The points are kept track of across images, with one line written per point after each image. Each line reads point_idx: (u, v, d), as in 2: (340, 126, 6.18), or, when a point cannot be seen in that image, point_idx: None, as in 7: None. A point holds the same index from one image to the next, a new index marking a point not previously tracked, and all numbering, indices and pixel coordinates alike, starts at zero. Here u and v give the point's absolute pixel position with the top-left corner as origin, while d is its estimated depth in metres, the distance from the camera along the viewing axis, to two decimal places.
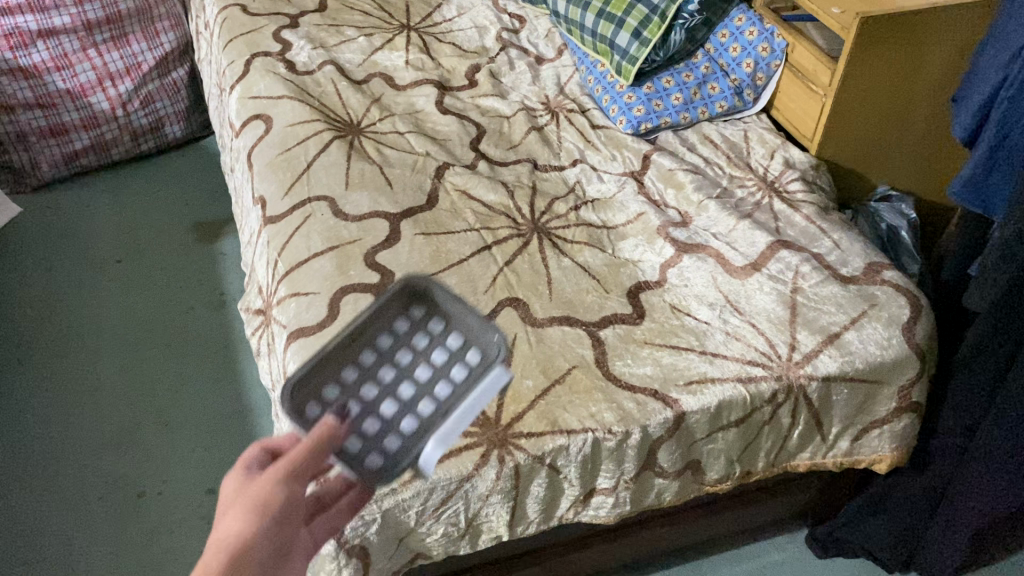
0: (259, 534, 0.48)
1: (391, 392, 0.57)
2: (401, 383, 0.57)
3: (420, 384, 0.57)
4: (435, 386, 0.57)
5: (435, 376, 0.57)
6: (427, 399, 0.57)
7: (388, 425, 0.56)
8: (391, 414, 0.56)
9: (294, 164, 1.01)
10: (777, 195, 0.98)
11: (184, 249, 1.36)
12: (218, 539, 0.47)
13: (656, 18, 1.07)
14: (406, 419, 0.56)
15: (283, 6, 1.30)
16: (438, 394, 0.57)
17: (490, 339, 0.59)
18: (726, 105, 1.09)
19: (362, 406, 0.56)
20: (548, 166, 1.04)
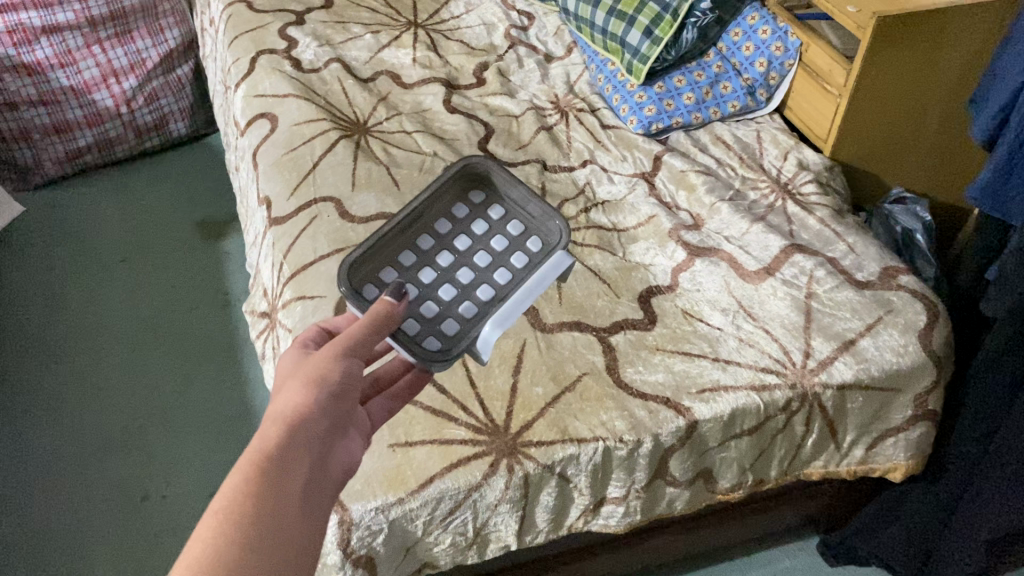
0: (316, 406, 0.47)
1: (452, 276, 0.71)
2: (462, 268, 0.72)
3: (478, 271, 0.72)
4: (492, 273, 0.71)
5: (493, 262, 0.72)
6: (486, 284, 0.70)
7: (451, 307, 0.69)
8: (453, 297, 0.70)
9: (300, 164, 1.00)
10: (791, 198, 0.96)
11: (189, 247, 1.35)
12: (273, 415, 0.46)
13: (667, 16, 1.05)
14: (467, 300, 0.70)
15: (289, 2, 1.28)
16: (496, 279, 0.71)
17: (536, 220, 0.74)
18: (738, 105, 1.07)
19: (426, 286, 0.71)
20: (557, 167, 1.03)
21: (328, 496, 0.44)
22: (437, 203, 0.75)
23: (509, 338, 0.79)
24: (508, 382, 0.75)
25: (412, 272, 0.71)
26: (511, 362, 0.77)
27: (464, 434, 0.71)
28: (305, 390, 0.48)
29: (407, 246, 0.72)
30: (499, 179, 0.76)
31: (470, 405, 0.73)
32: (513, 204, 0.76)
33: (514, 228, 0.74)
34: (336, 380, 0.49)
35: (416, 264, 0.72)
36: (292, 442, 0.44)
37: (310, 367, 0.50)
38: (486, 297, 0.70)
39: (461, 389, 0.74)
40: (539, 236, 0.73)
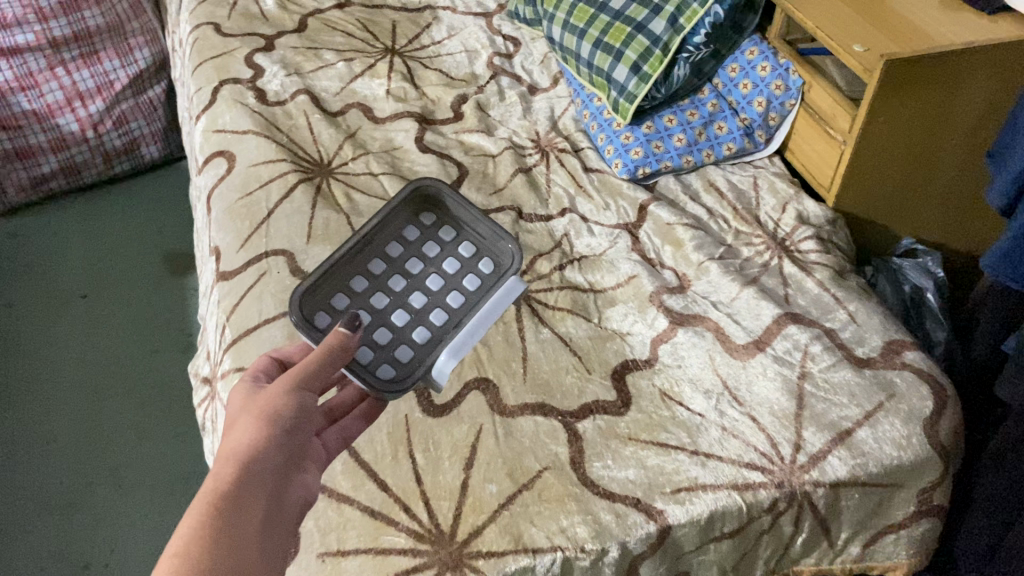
0: (267, 444, 0.51)
1: (404, 301, 0.75)
2: (415, 292, 0.76)
3: (431, 295, 0.76)
4: (445, 297, 0.75)
5: (446, 285, 0.76)
6: (439, 308, 0.75)
7: (404, 333, 0.73)
8: (407, 322, 0.73)
9: (254, 211, 0.92)
10: (788, 256, 0.88)
11: (155, 282, 1.28)
12: (226, 452, 0.50)
13: (658, 50, 0.96)
14: (421, 325, 0.74)
15: (259, 25, 1.20)
16: (449, 303, 0.75)
17: (491, 244, 0.79)
18: (734, 148, 0.98)
19: (379, 310, 0.74)
20: (533, 215, 0.94)
21: (280, 532, 0.48)
22: (388, 227, 0.79)
23: (463, 424, 0.71)
24: (458, 478, 0.67)
25: (364, 297, 0.74)
26: (463, 453, 0.69)
27: (404, 542, 0.63)
28: (257, 429, 0.51)
29: (357, 271, 0.75)
30: (449, 203, 0.81)
31: (414, 506, 0.65)
32: (463, 227, 0.81)
33: (465, 251, 0.79)
34: (287, 415, 0.53)
35: (367, 288, 0.75)
36: (244, 482, 0.47)
37: (264, 403, 0.54)
38: (440, 321, 0.74)
39: (405, 487, 0.67)
40: (490, 258, 0.78)
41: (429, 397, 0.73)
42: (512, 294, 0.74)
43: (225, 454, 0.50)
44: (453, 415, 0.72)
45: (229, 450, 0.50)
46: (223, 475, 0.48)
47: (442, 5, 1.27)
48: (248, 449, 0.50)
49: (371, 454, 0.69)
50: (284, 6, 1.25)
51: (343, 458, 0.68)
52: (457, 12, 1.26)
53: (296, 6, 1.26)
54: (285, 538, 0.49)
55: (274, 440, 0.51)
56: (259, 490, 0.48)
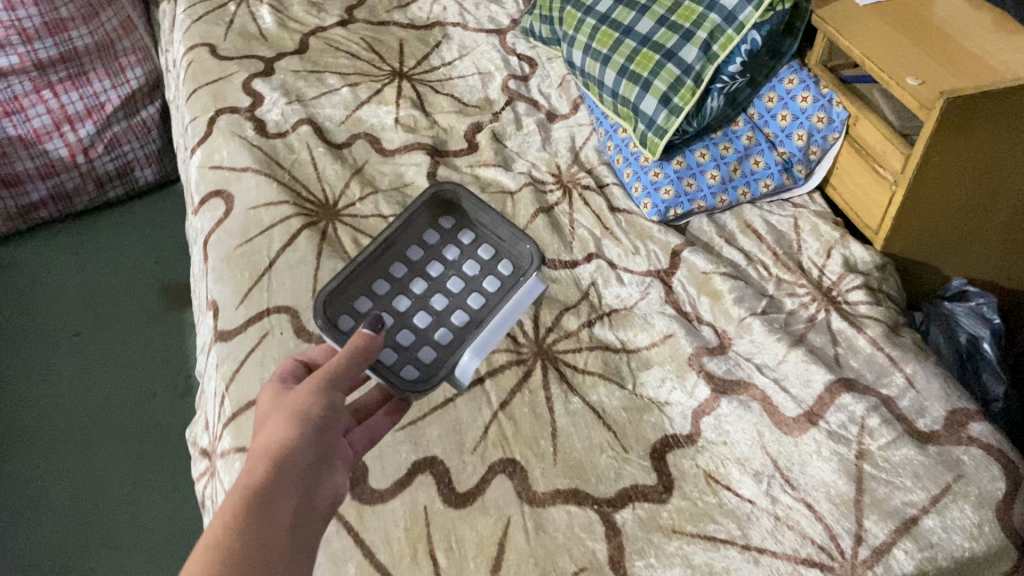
0: (298, 443, 0.52)
1: (426, 303, 0.75)
2: (436, 294, 0.76)
3: (452, 297, 0.76)
4: (466, 297, 0.76)
5: (466, 287, 0.77)
6: (460, 309, 0.75)
7: (427, 334, 0.73)
8: (428, 323, 0.74)
9: (254, 261, 0.85)
10: (836, 309, 0.81)
11: (150, 317, 1.21)
12: (258, 452, 0.51)
13: (689, 81, 0.88)
14: (442, 326, 0.74)
15: (258, 46, 1.13)
16: (470, 304, 0.76)
17: (513, 247, 0.80)
18: (772, 184, 0.91)
19: (401, 313, 0.74)
20: (557, 261, 0.87)
21: (313, 528, 0.49)
22: (408, 233, 0.80)
23: (488, 516, 0.65)
24: None
25: (386, 300, 0.75)
26: (490, 552, 0.62)
27: None
28: (287, 430, 0.53)
29: (379, 275, 0.76)
30: (468, 206, 0.81)
31: None
32: (481, 231, 0.81)
33: (484, 253, 0.79)
34: (317, 416, 0.55)
35: (388, 291, 0.75)
36: (276, 478, 0.49)
37: (293, 404, 0.56)
38: (462, 321, 0.74)
39: None
40: (510, 259, 0.79)
41: (450, 482, 0.67)
42: (532, 294, 0.74)
43: (257, 454, 0.51)
44: (478, 506, 0.65)
45: (262, 449, 0.52)
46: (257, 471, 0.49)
47: (451, 21, 1.20)
48: (281, 447, 0.51)
49: (389, 554, 0.62)
50: (284, 24, 1.18)
51: (357, 559, 0.62)
52: (467, 29, 1.18)
53: (297, 24, 1.18)
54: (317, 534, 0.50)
55: (305, 440, 0.53)
56: (290, 486, 0.49)
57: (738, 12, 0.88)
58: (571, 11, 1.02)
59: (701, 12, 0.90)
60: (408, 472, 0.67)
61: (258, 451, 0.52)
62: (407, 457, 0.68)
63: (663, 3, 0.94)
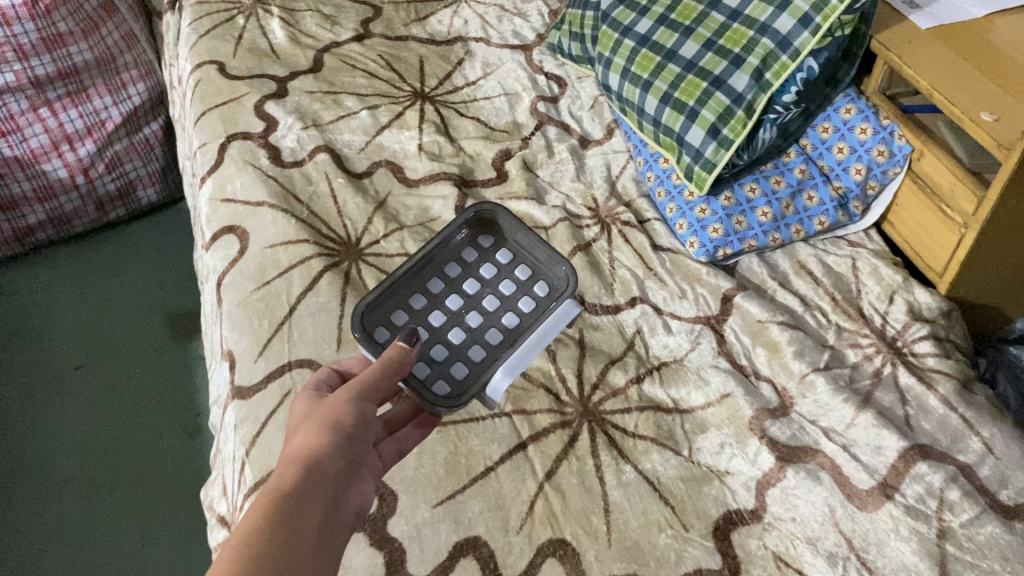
0: (330, 448, 0.51)
1: (461, 319, 0.73)
2: (471, 311, 0.74)
3: (487, 315, 0.74)
4: (501, 316, 0.73)
5: (502, 306, 0.74)
6: (495, 327, 0.73)
7: (461, 350, 0.71)
8: (463, 339, 0.72)
9: (273, 308, 0.79)
10: (903, 363, 0.75)
11: (155, 349, 1.14)
12: (291, 455, 0.50)
13: (740, 111, 0.82)
14: (476, 343, 0.72)
15: (270, 64, 1.06)
16: (505, 322, 0.73)
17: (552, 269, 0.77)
18: (827, 221, 0.85)
19: (436, 328, 0.72)
20: (598, 306, 0.81)
21: (341, 534, 0.48)
22: (447, 251, 0.78)
23: None
24: None
25: (422, 315, 0.73)
26: None
27: None
28: (320, 435, 0.52)
29: (416, 290, 0.74)
30: (508, 227, 0.80)
31: None
32: (519, 251, 0.79)
33: (521, 274, 0.77)
34: (349, 423, 0.54)
35: (424, 306, 0.73)
36: (307, 481, 0.47)
37: (326, 411, 0.55)
38: (496, 340, 0.72)
39: None
40: (548, 281, 0.76)
41: (495, 568, 0.61)
42: (567, 317, 0.71)
43: (290, 457, 0.50)
44: None
45: (294, 453, 0.50)
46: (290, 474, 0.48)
47: (473, 36, 1.13)
48: (313, 451, 0.50)
49: None
50: (297, 39, 1.11)
51: None
52: (491, 45, 1.12)
53: (310, 39, 1.12)
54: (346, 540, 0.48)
55: (337, 447, 0.52)
56: (320, 490, 0.48)
57: (793, 38, 0.82)
58: (606, 30, 0.95)
59: (752, 37, 0.84)
60: (449, 556, 0.61)
61: (291, 455, 0.51)
62: (448, 538, 0.62)
63: (709, 24, 0.87)
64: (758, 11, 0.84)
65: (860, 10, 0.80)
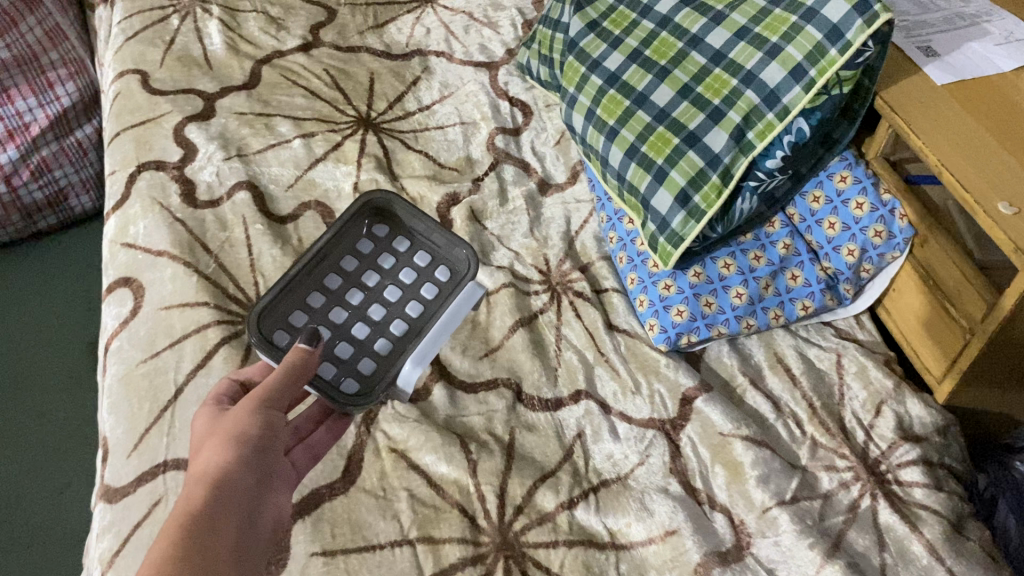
0: (238, 464, 0.48)
1: (363, 314, 0.67)
2: (373, 304, 0.68)
3: (390, 306, 0.68)
4: (405, 306, 0.68)
5: (404, 295, 0.69)
6: (400, 318, 0.68)
7: (365, 346, 0.66)
8: (367, 334, 0.66)
9: (158, 389, 0.68)
10: (886, 495, 0.64)
11: (74, 384, 1.04)
12: (198, 473, 0.47)
13: (715, 176, 0.70)
14: (381, 336, 0.67)
15: (199, 75, 0.94)
16: (409, 312, 0.68)
17: (453, 253, 0.71)
18: (811, 306, 0.73)
19: (338, 326, 0.66)
20: (536, 399, 0.70)
21: (258, 551, 0.45)
22: (341, 242, 0.70)
23: None
24: None
25: (323, 314, 0.66)
26: None
27: None
28: (226, 450, 0.48)
29: (313, 287, 0.67)
30: (402, 213, 0.73)
31: None
32: (418, 236, 0.73)
33: (422, 260, 0.71)
34: (257, 434, 0.50)
35: (325, 305, 0.67)
36: (218, 499, 0.45)
37: (235, 419, 0.51)
38: (401, 330, 0.67)
39: None
40: (450, 265, 0.71)
41: None
42: (471, 300, 0.67)
43: (198, 475, 0.47)
44: None
45: (199, 471, 0.47)
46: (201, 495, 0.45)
47: (435, 49, 1.01)
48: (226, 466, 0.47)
49: None
50: (235, 46, 0.99)
51: None
52: (453, 61, 0.99)
53: (250, 46, 0.99)
54: (263, 558, 0.46)
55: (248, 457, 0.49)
56: (228, 506, 0.45)
57: (782, 92, 0.69)
58: (572, 63, 0.82)
59: (734, 87, 0.71)
60: None
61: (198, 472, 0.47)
62: None
63: (687, 67, 0.75)
64: (745, 56, 0.72)
65: (863, 65, 0.68)
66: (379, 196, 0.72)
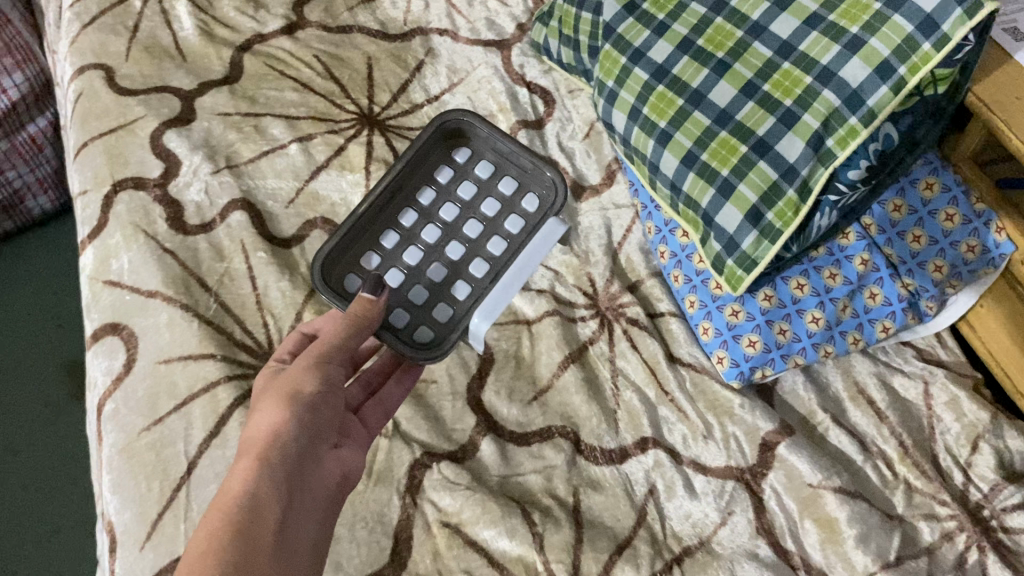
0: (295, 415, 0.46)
1: (439, 253, 0.63)
2: (451, 241, 0.63)
3: (470, 243, 0.63)
4: (487, 243, 0.63)
5: (486, 229, 0.64)
6: (479, 257, 0.63)
7: (442, 288, 0.62)
8: (443, 276, 0.62)
9: (167, 463, 0.60)
10: (993, 547, 0.58)
11: (52, 412, 0.93)
12: (249, 430, 0.46)
13: (792, 190, 0.61)
14: (453, 270, 0.62)
15: (172, 69, 0.82)
16: (491, 250, 0.63)
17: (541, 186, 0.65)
18: (892, 326, 0.66)
19: (413, 268, 0.62)
20: (596, 449, 0.62)
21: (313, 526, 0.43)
22: (431, 153, 0.66)
23: None
24: None
25: (397, 255, 0.63)
26: None
27: None
28: (285, 396, 0.47)
29: (422, 182, 0.65)
30: (482, 131, 0.67)
31: None
32: (501, 158, 0.66)
33: (489, 208, 0.64)
34: (309, 391, 0.48)
35: (416, 223, 0.64)
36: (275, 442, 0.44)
37: (329, 430, 0.49)
38: (465, 294, 0.61)
39: None
40: (538, 192, 0.65)
41: None
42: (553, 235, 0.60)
43: (248, 434, 0.46)
44: None
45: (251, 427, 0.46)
46: (259, 491, 0.41)
47: (437, 26, 0.89)
48: (291, 477, 0.43)
49: None
50: (208, 31, 0.86)
51: None
52: (458, 41, 0.88)
53: (226, 30, 0.87)
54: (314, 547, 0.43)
55: (290, 424, 0.45)
56: (271, 525, 0.40)
57: (866, 93, 0.60)
58: (609, 52, 0.72)
59: (809, 85, 0.62)
60: None
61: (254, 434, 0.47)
62: None
63: (750, 60, 0.65)
64: (819, 49, 0.62)
65: (960, 62, 0.59)
66: (454, 117, 0.66)
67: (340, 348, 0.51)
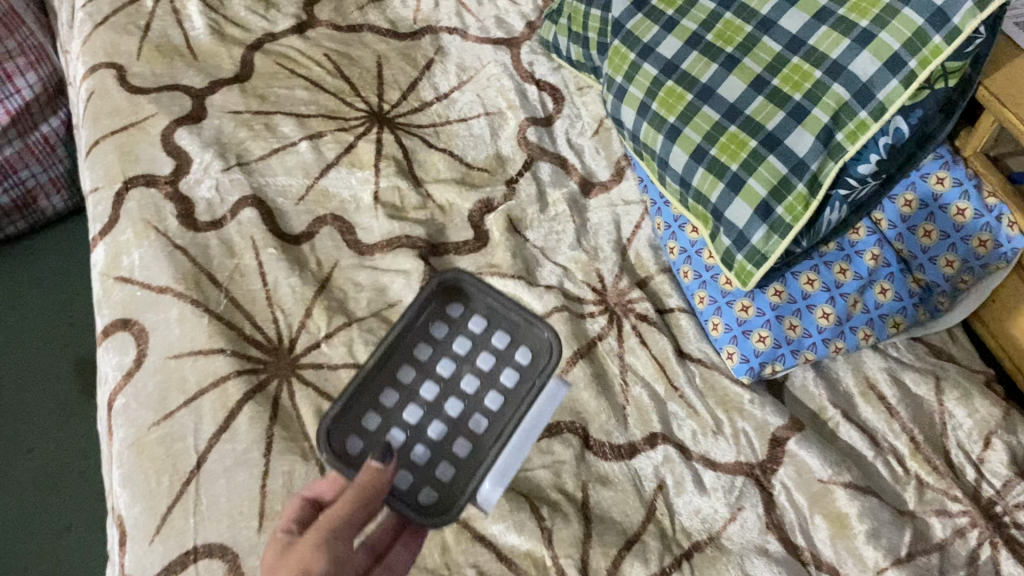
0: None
1: (439, 411, 0.54)
2: (451, 398, 0.55)
3: (468, 399, 0.55)
4: (485, 397, 0.54)
5: (484, 386, 0.55)
6: (477, 413, 0.54)
7: (443, 447, 0.53)
8: (443, 434, 0.53)
9: (177, 457, 0.60)
10: (1005, 543, 0.58)
11: (63, 411, 0.93)
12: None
13: (802, 185, 0.61)
14: (456, 434, 0.54)
15: (184, 68, 0.83)
16: (489, 406, 0.54)
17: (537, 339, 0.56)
18: (903, 321, 0.66)
19: (413, 427, 0.53)
20: (605, 446, 0.61)
21: None
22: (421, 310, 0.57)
23: None
24: None
25: (396, 414, 0.54)
26: None
27: None
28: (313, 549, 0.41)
29: (417, 338, 0.56)
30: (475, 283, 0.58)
31: None
32: (494, 310, 0.58)
33: (485, 361, 0.56)
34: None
35: (414, 380, 0.55)
36: None
37: None
38: (467, 453, 0.53)
39: None
40: (532, 347, 0.56)
41: None
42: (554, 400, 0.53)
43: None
44: None
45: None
46: None
47: (446, 25, 0.90)
48: None
49: None
50: (220, 31, 0.87)
51: None
52: (467, 39, 0.88)
53: (237, 29, 0.87)
54: None
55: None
56: None
57: (876, 86, 0.60)
58: (618, 48, 0.72)
59: (819, 79, 0.61)
60: None
61: None
62: None
63: (759, 55, 0.64)
64: (829, 43, 0.62)
65: (971, 55, 0.60)
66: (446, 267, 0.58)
67: (353, 518, 0.42)
